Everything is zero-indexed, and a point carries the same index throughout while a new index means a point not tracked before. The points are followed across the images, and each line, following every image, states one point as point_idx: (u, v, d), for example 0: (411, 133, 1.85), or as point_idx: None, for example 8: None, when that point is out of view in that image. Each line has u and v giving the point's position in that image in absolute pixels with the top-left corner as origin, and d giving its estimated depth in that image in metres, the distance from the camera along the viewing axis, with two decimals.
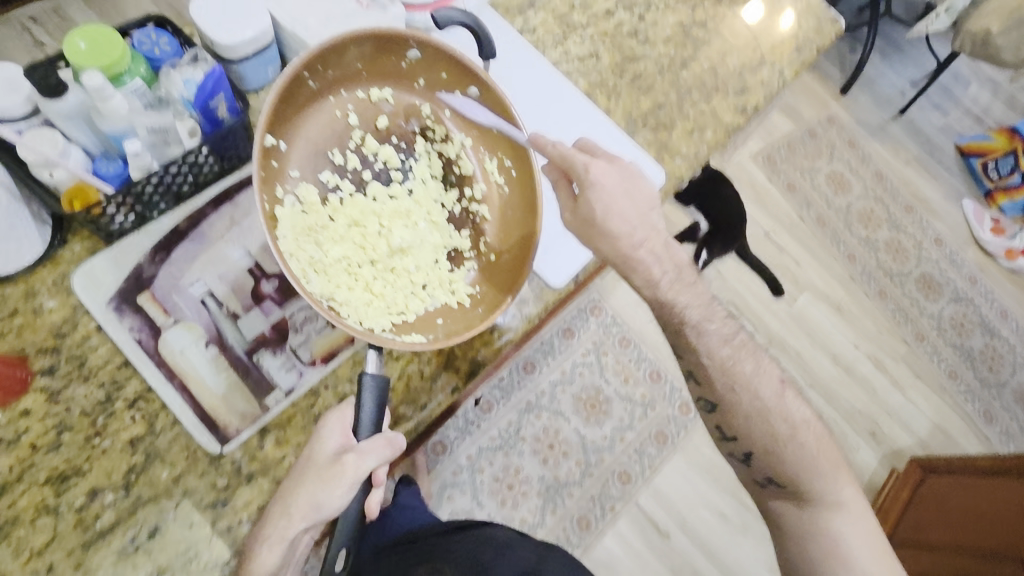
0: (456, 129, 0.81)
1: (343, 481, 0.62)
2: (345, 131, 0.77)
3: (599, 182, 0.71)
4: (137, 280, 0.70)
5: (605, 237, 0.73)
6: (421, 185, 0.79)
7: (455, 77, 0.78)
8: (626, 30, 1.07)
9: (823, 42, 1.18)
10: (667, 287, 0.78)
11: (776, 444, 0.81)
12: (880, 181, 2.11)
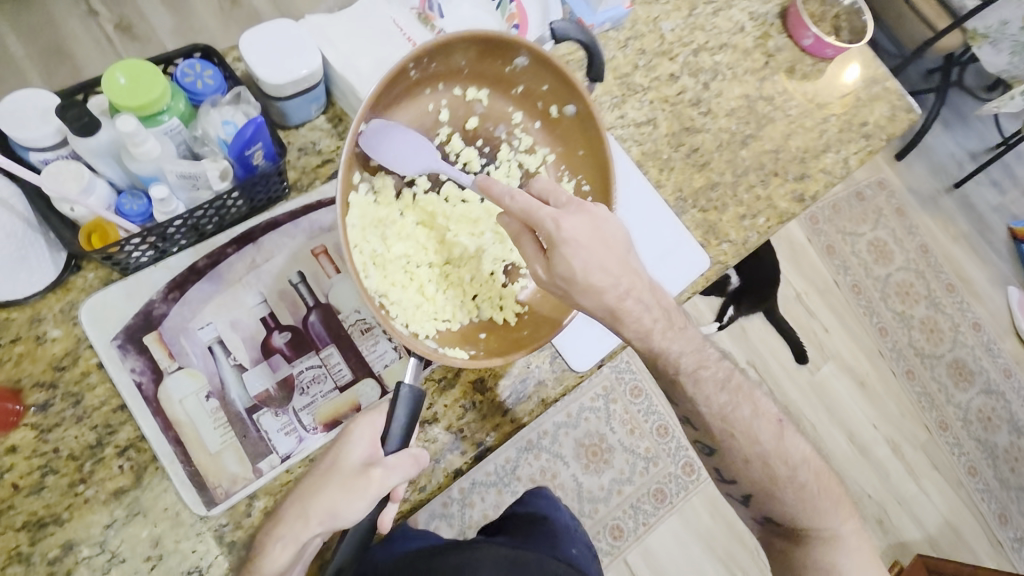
0: (543, 142, 0.78)
1: (366, 494, 0.62)
2: (433, 125, 0.75)
3: (569, 238, 0.65)
4: (146, 319, 0.67)
5: (590, 293, 0.67)
6: (494, 192, 0.78)
7: (560, 93, 0.74)
8: (688, 98, 1.02)
9: (893, 131, 1.12)
10: (659, 336, 0.73)
11: (775, 487, 0.79)
12: (926, 256, 2.00)
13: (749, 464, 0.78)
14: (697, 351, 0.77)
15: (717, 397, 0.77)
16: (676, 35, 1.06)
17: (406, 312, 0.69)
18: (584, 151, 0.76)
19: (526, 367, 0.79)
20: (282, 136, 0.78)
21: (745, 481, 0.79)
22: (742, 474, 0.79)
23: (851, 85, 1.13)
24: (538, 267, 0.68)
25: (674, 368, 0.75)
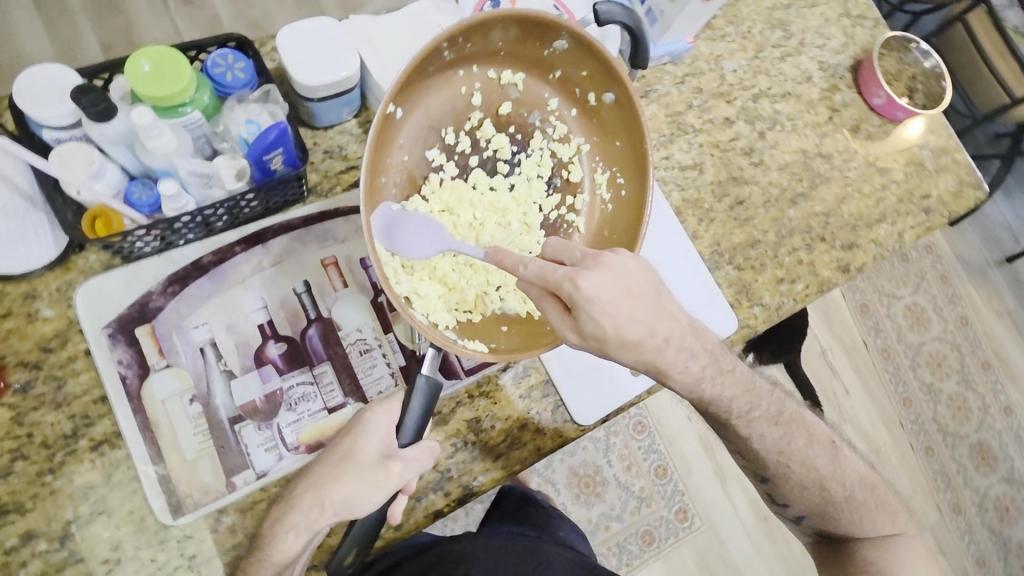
0: (578, 131, 0.71)
1: (383, 487, 0.61)
2: (464, 110, 0.68)
3: (591, 297, 0.57)
4: (141, 311, 0.65)
5: (628, 349, 0.60)
6: (525, 183, 0.71)
7: (599, 80, 0.67)
8: (741, 146, 0.96)
9: (953, 209, 1.05)
10: (710, 382, 0.68)
11: (829, 504, 0.80)
12: (965, 330, 1.90)
13: (806, 489, 0.79)
14: (750, 392, 0.73)
15: (771, 433, 0.75)
16: (737, 77, 1.00)
17: (428, 301, 0.64)
18: (620, 143, 0.69)
19: (526, 413, 0.75)
20: (309, 136, 0.74)
21: (798, 502, 0.81)
22: (796, 498, 0.80)
23: (918, 152, 1.06)
24: (566, 331, 0.60)
25: (726, 414, 0.72)
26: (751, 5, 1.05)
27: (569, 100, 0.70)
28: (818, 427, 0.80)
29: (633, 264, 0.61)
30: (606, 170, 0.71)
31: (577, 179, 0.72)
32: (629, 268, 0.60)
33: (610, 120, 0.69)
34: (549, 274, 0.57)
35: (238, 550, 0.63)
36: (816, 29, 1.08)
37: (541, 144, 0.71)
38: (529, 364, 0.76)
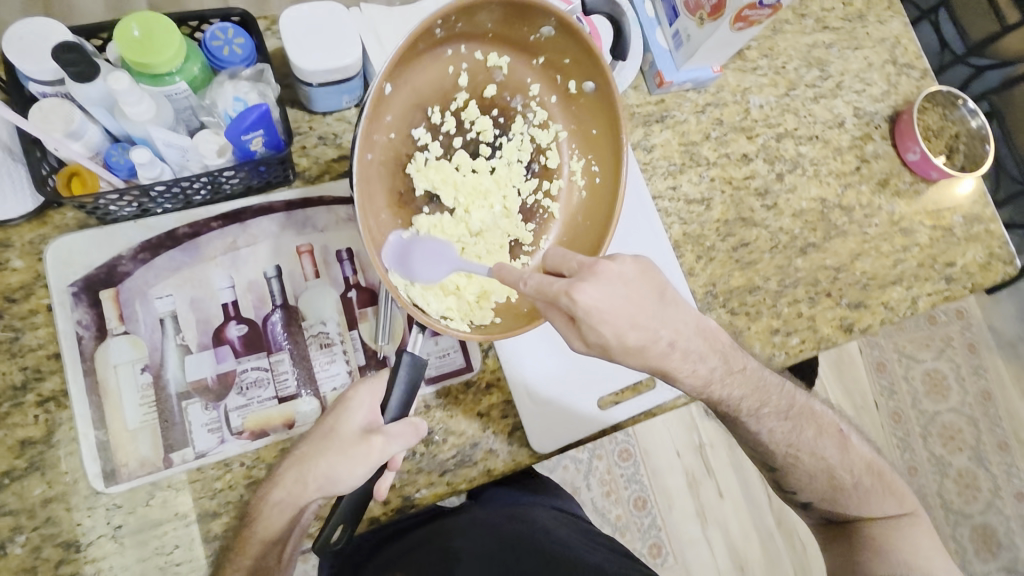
0: (558, 117, 0.68)
1: (364, 461, 0.60)
2: (450, 90, 0.63)
3: (590, 310, 0.56)
4: (108, 274, 0.65)
5: (633, 355, 0.61)
6: (506, 167, 0.67)
7: (584, 67, 0.63)
8: (755, 186, 0.92)
9: (979, 280, 0.98)
10: (716, 383, 0.68)
11: (838, 493, 0.80)
12: (986, 404, 1.80)
13: (813, 478, 0.79)
14: (759, 389, 0.73)
15: (781, 428, 0.76)
16: (763, 113, 0.96)
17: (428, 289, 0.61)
18: (598, 131, 0.67)
19: (481, 432, 0.73)
20: (305, 120, 0.73)
21: (807, 490, 0.80)
22: (805, 487, 0.80)
23: (947, 216, 1.00)
24: (572, 338, 0.60)
25: (736, 413, 0.72)
26: (791, 39, 1.00)
27: (552, 85, 0.66)
28: (826, 417, 0.80)
29: (632, 271, 0.59)
30: (583, 159, 0.68)
31: (555, 166, 0.69)
32: (627, 274, 0.58)
33: (591, 108, 0.66)
34: (547, 288, 0.56)
35: (166, 527, 0.62)
36: (857, 72, 1.02)
37: (521, 130, 0.67)
38: (491, 382, 0.74)
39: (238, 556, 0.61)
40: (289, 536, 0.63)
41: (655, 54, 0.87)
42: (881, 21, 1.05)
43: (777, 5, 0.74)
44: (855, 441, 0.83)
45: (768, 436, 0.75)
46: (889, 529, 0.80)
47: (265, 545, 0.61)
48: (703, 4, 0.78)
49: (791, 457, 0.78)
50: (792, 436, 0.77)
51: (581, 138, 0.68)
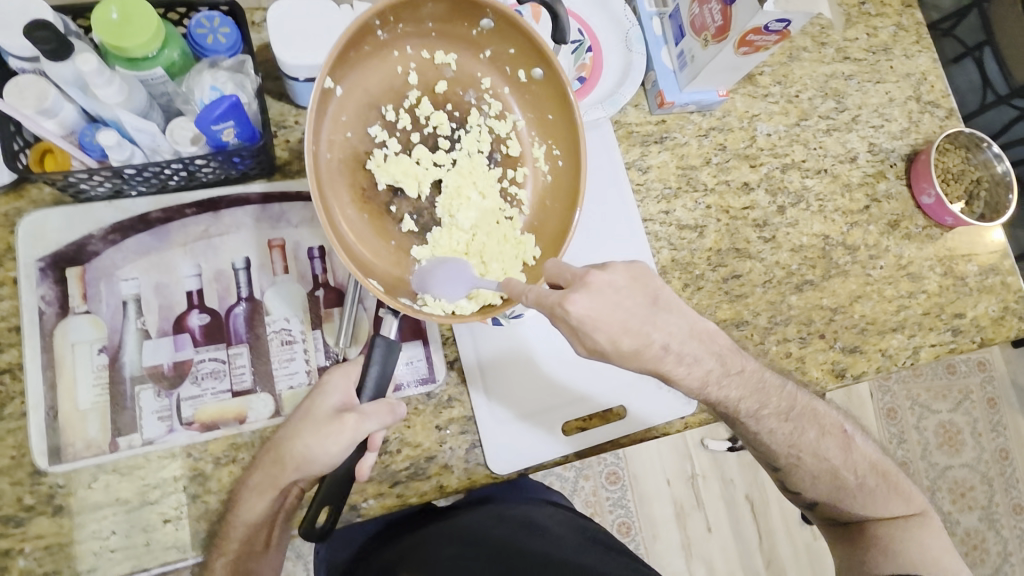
0: (515, 107, 0.66)
1: (341, 438, 0.59)
2: (402, 88, 0.63)
3: (584, 319, 0.54)
4: (77, 252, 0.65)
5: (629, 359, 0.58)
6: (469, 160, 0.65)
7: (528, 54, 0.63)
8: (753, 217, 0.89)
9: (988, 335, 0.93)
10: (714, 384, 0.65)
11: (845, 494, 0.75)
12: (1002, 464, 1.70)
13: (816, 479, 0.74)
14: (758, 389, 0.69)
15: (781, 428, 0.71)
16: (769, 141, 0.92)
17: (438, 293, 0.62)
18: (554, 115, 0.65)
19: (438, 446, 0.71)
20: (292, 114, 0.74)
21: (810, 491, 0.75)
22: (809, 488, 0.75)
23: (960, 264, 0.94)
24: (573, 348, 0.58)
25: (734, 412, 0.69)
26: (807, 67, 0.96)
27: (502, 78, 0.65)
28: (830, 418, 0.75)
29: (622, 278, 0.57)
30: (542, 144, 0.66)
31: (517, 154, 0.67)
32: (618, 284, 0.56)
33: (542, 95, 0.65)
34: (543, 299, 0.54)
35: (105, 512, 0.61)
36: (875, 106, 0.98)
37: (478, 121, 0.66)
38: (453, 395, 0.73)
39: (225, 540, 0.61)
40: (276, 516, 0.63)
41: (658, 73, 0.84)
42: (907, 55, 1.01)
43: (784, 32, 0.71)
44: (860, 442, 0.78)
45: (768, 436, 0.71)
46: (901, 531, 0.75)
47: (250, 528, 0.62)
48: (709, 26, 0.75)
49: (793, 455, 0.73)
50: (793, 438, 0.72)
51: (538, 124, 0.66)
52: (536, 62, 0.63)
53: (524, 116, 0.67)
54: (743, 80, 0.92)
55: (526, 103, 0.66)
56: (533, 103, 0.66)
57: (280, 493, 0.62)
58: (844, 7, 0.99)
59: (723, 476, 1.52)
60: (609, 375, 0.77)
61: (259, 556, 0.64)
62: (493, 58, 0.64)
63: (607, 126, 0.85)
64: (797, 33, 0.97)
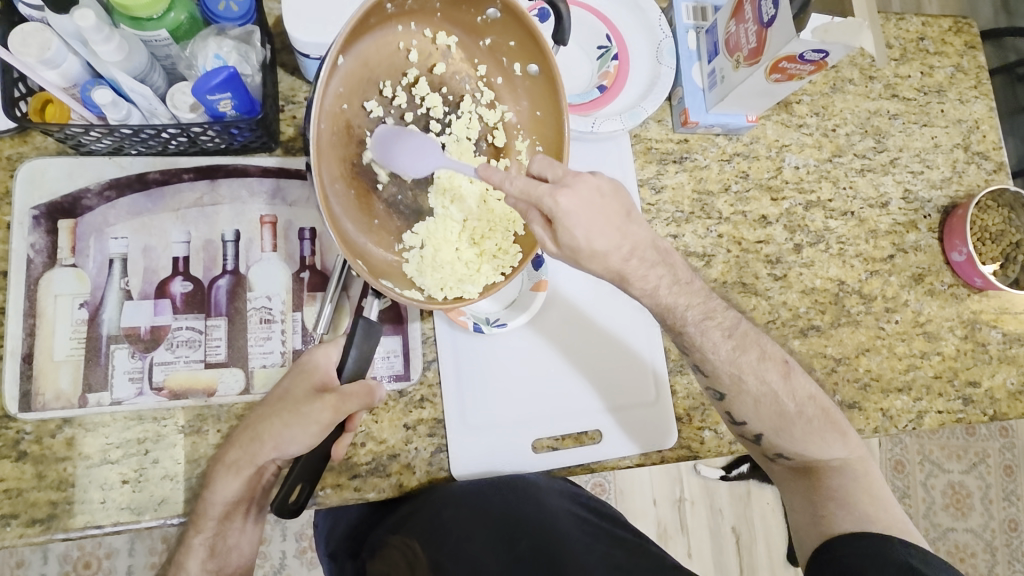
0: (506, 98, 0.65)
1: (314, 417, 0.59)
2: (402, 65, 0.62)
3: (569, 212, 0.54)
4: (72, 205, 0.65)
5: (597, 260, 0.58)
6: (456, 146, 0.64)
7: (527, 47, 0.61)
8: (766, 252, 0.85)
9: (1002, 409, 0.87)
10: (666, 294, 0.63)
11: (785, 423, 0.67)
12: (1010, 535, 1.61)
13: (759, 404, 0.67)
14: (737, 336, 0.67)
15: (726, 345, 0.66)
16: (796, 174, 0.88)
17: (438, 275, 0.62)
18: (542, 113, 0.64)
19: (403, 445, 0.70)
20: (302, 91, 0.73)
21: (755, 420, 0.68)
22: (751, 415, 0.67)
23: (984, 330, 0.89)
24: (546, 244, 0.58)
25: (679, 321, 0.64)
26: (850, 101, 0.91)
27: (497, 67, 0.64)
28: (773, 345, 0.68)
29: (608, 185, 0.56)
30: (527, 138, 0.65)
31: (503, 145, 0.65)
32: (603, 189, 0.56)
33: (537, 91, 0.63)
34: (532, 190, 0.54)
35: (65, 463, 0.62)
36: (918, 150, 0.92)
37: (470, 107, 0.64)
38: (426, 396, 0.72)
39: (201, 518, 0.61)
40: (254, 492, 0.63)
41: (686, 89, 0.80)
42: (962, 100, 0.94)
43: (821, 64, 0.67)
44: (803, 371, 0.70)
45: (713, 353, 0.66)
46: (850, 475, 0.67)
47: (227, 506, 0.61)
48: (743, 46, 0.71)
49: (733, 371, 0.67)
50: (735, 357, 0.66)
51: (526, 119, 0.65)
52: (534, 58, 0.62)
53: (515, 108, 0.65)
54: (778, 106, 0.88)
55: (519, 96, 0.64)
56: (525, 98, 0.64)
57: (256, 471, 0.62)
58: (900, 40, 0.93)
59: (711, 504, 1.48)
60: (593, 398, 0.76)
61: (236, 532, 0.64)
62: (492, 46, 0.63)
63: (623, 139, 0.82)
64: (845, 63, 0.91)
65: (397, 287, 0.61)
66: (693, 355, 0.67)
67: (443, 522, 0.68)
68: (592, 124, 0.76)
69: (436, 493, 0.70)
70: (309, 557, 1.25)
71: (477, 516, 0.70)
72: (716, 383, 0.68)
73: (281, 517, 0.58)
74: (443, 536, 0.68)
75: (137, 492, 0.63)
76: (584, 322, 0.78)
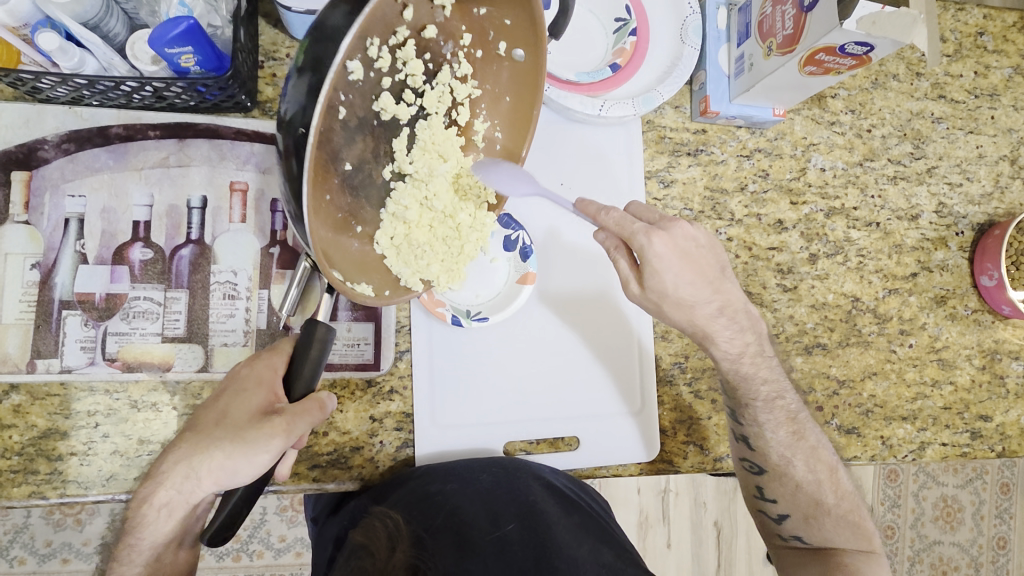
0: (480, 73, 0.55)
1: (263, 444, 0.51)
2: (395, 21, 0.47)
3: (661, 254, 0.55)
4: (27, 156, 0.60)
5: (682, 308, 0.59)
6: (427, 126, 0.54)
7: (521, 28, 0.52)
8: (778, 260, 0.79)
9: (1012, 447, 0.81)
10: (748, 359, 0.64)
11: (819, 511, 0.69)
12: (997, 553, 1.56)
13: (799, 488, 0.68)
14: (795, 422, 0.68)
15: (785, 428, 0.68)
16: (821, 177, 0.80)
17: (415, 253, 0.55)
18: (512, 100, 0.57)
19: (367, 437, 0.67)
20: (285, 46, 0.66)
21: (788, 501, 0.69)
22: (786, 497, 0.69)
23: (1004, 360, 0.83)
24: (630, 284, 0.59)
25: (752, 395, 0.66)
26: (892, 99, 0.82)
27: (479, 38, 0.53)
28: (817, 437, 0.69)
29: (704, 238, 0.58)
30: (489, 120, 0.57)
31: (464, 123, 0.57)
32: (700, 242, 0.57)
33: (517, 76, 0.55)
34: (627, 225, 0.55)
35: (10, 428, 0.59)
36: (960, 160, 0.84)
37: (444, 78, 0.53)
38: (395, 388, 0.68)
39: (123, 566, 0.56)
40: (188, 523, 0.58)
41: (709, 75, 0.72)
42: (1017, 107, 0.85)
43: (864, 58, 0.59)
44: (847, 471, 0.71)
45: (771, 431, 0.67)
46: (865, 561, 0.68)
47: (156, 550, 0.57)
48: (777, 32, 0.63)
49: (786, 454, 0.68)
50: (792, 442, 0.68)
51: (491, 98, 0.57)
52: (523, 41, 0.53)
53: (485, 86, 0.56)
54: (811, 100, 0.79)
55: (494, 75, 0.55)
56: (497, 80, 0.56)
57: (189, 508, 0.56)
58: (957, 34, 0.84)
59: (697, 497, 1.43)
60: (577, 405, 0.73)
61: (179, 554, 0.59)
62: (485, 16, 0.52)
63: (635, 125, 0.75)
64: (891, 57, 0.82)
65: (350, 282, 0.51)
66: (747, 428, 0.68)
67: (431, 495, 0.63)
68: (600, 108, 0.69)
69: (422, 471, 0.65)
70: (290, 515, 1.22)
71: (463, 486, 0.64)
72: (760, 457, 0.69)
73: (213, 546, 0.50)
74: (432, 510, 0.62)
75: (83, 466, 0.60)
76: (575, 319, 0.74)
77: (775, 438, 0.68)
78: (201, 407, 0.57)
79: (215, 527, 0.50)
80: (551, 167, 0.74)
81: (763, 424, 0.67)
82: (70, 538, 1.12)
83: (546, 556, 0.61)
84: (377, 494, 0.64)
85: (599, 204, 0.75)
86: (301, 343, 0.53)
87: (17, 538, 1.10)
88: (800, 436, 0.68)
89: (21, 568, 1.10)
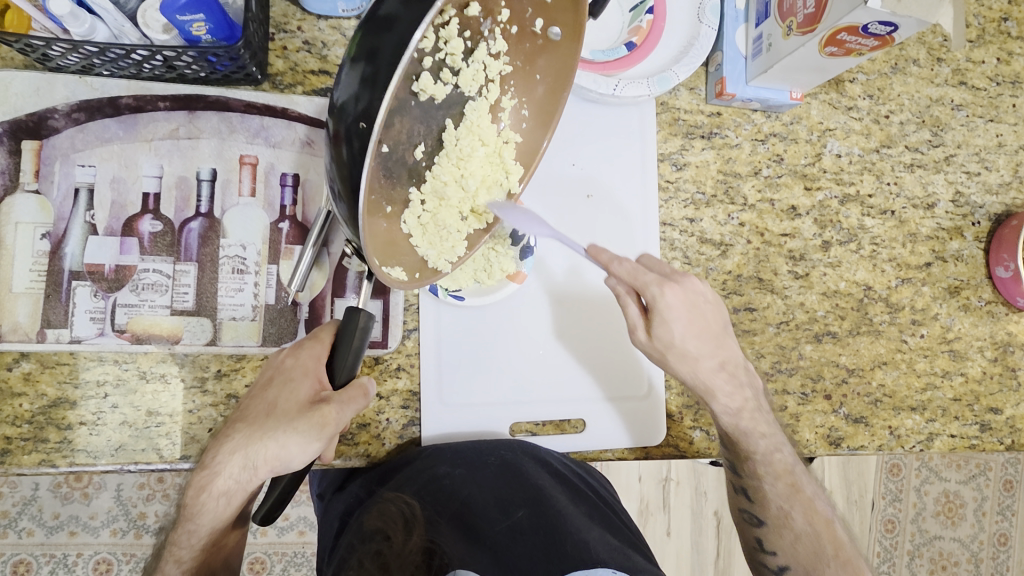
0: (514, 48, 0.53)
1: (314, 431, 0.51)
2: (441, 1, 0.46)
3: (671, 305, 0.59)
4: (38, 125, 0.60)
5: (686, 360, 0.61)
6: (476, 107, 0.53)
7: (562, 8, 0.49)
8: (790, 247, 0.78)
9: (1021, 440, 0.81)
10: (745, 415, 0.64)
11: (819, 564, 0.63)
12: (998, 549, 1.56)
13: (795, 536, 0.65)
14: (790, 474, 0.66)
15: (783, 480, 0.66)
16: (837, 163, 0.79)
17: (440, 233, 0.55)
18: (542, 79, 0.55)
19: (375, 415, 0.67)
20: (296, 18, 0.65)
21: (787, 555, 0.65)
22: (785, 549, 0.65)
23: (1016, 353, 0.82)
24: (637, 331, 0.61)
25: (748, 450, 0.66)
26: (911, 85, 0.80)
27: (517, 16, 0.51)
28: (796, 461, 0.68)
29: (710, 294, 0.62)
30: (517, 98, 0.56)
31: (494, 100, 0.55)
32: (706, 298, 0.61)
33: (549, 54, 0.53)
34: (639, 275, 0.59)
35: (22, 397, 0.60)
36: (978, 149, 0.82)
37: (480, 56, 0.51)
38: (402, 366, 0.68)
39: (180, 547, 0.56)
40: (243, 507, 0.57)
41: (726, 55, 0.71)
42: None
43: (886, 38, 0.58)
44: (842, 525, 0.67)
45: (770, 484, 0.66)
46: None
47: (214, 534, 0.57)
48: (798, 10, 0.62)
49: (784, 506, 0.66)
50: (790, 495, 0.66)
51: (522, 76, 0.55)
52: (562, 21, 0.50)
53: (516, 62, 0.54)
54: (828, 84, 0.78)
55: (526, 52, 0.53)
56: (529, 58, 0.54)
57: (246, 495, 0.56)
58: (980, 19, 0.82)
59: (698, 486, 1.43)
60: (580, 387, 0.72)
61: (230, 536, 0.59)
62: None
63: (647, 105, 0.74)
64: (912, 41, 0.80)
65: (385, 266, 0.51)
66: (744, 478, 0.68)
67: (439, 480, 0.63)
68: (614, 87, 0.68)
69: (429, 452, 0.65)
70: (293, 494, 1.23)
71: (471, 471, 0.64)
72: (760, 510, 0.67)
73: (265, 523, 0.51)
74: (441, 494, 0.63)
75: (92, 435, 0.60)
76: (579, 306, 0.73)
77: (773, 491, 0.66)
78: (245, 399, 0.57)
79: (266, 510, 0.51)
80: (566, 147, 0.73)
81: (749, 431, 0.65)
82: (77, 511, 1.13)
83: (558, 545, 0.59)
84: (391, 481, 0.63)
85: (609, 191, 0.75)
86: (342, 329, 0.52)
87: (25, 510, 1.12)
88: (797, 489, 0.66)
89: (29, 540, 1.12)
